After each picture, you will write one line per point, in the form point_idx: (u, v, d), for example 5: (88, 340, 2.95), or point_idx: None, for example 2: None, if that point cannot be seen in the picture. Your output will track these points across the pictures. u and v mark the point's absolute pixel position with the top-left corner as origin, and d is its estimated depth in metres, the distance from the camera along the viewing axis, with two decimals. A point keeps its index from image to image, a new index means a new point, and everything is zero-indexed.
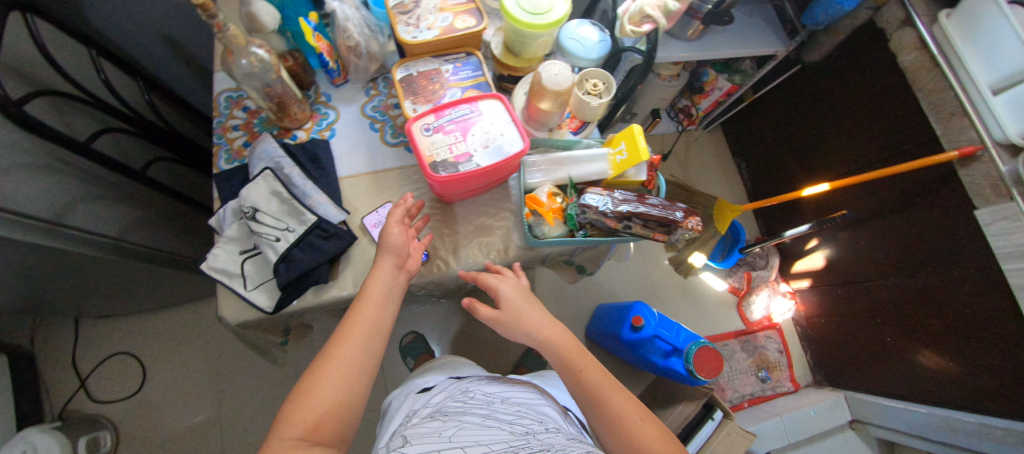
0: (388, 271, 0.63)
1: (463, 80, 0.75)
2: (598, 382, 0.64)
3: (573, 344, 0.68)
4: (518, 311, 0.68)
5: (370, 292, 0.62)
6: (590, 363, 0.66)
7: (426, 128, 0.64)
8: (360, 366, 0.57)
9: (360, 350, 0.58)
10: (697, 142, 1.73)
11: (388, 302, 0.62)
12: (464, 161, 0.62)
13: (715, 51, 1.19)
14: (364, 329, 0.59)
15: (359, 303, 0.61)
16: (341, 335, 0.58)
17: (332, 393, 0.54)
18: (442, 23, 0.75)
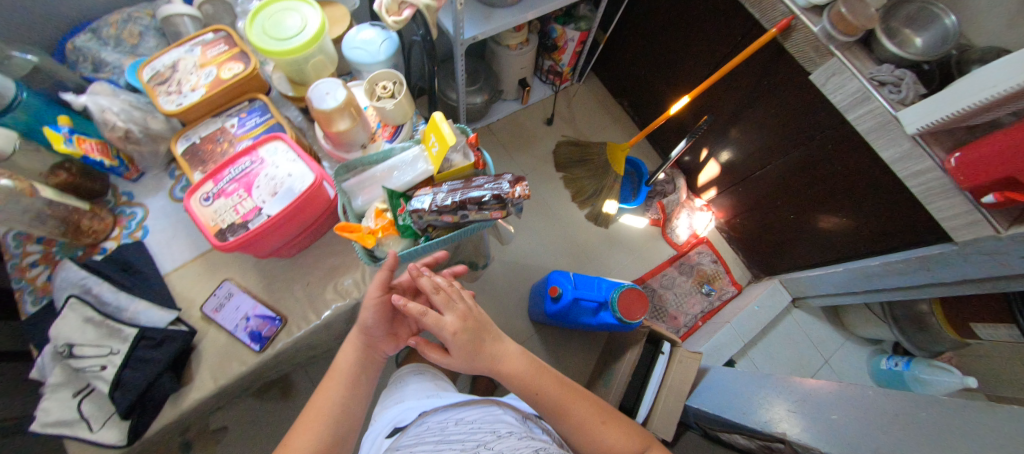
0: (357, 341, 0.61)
1: (252, 129, 0.70)
2: (555, 399, 0.62)
3: (529, 368, 0.62)
4: (473, 357, 0.59)
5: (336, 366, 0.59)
6: (549, 380, 0.62)
7: (206, 197, 0.58)
8: (330, 435, 0.53)
9: (333, 418, 0.54)
10: (577, 96, 1.73)
11: (359, 372, 0.59)
12: (253, 217, 0.57)
13: (539, 8, 1.18)
14: (334, 403, 0.55)
15: (330, 378, 0.58)
16: (308, 412, 0.55)
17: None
18: (206, 79, 0.69)
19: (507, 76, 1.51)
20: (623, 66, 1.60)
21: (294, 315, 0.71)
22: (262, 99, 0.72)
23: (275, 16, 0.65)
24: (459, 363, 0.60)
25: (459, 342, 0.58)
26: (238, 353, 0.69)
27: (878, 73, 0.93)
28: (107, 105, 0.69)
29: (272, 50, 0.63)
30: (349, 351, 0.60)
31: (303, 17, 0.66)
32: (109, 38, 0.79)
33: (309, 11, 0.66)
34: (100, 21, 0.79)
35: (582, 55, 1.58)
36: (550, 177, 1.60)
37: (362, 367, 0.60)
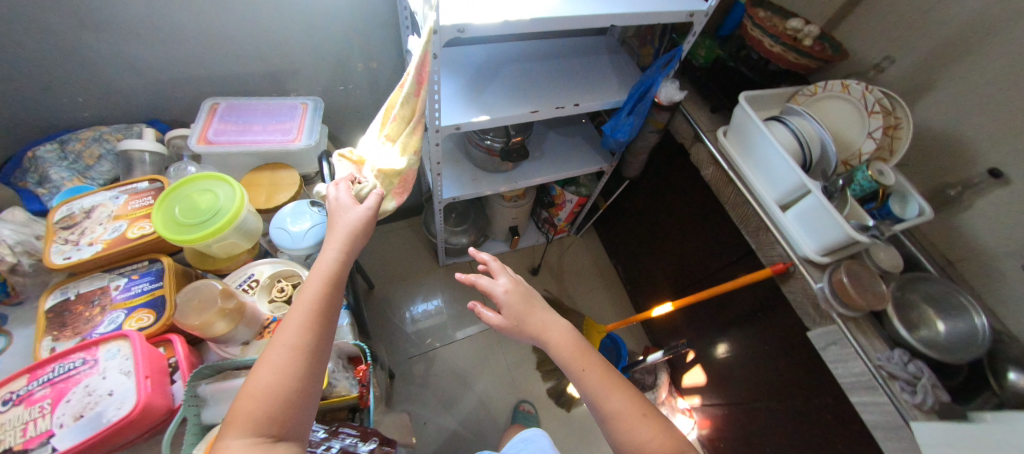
0: (339, 248, 0.59)
1: (134, 296, 0.63)
2: (595, 386, 0.60)
3: (579, 349, 0.64)
4: (523, 314, 0.66)
5: (318, 267, 0.56)
6: (606, 367, 0.62)
7: (5, 400, 0.50)
8: (308, 337, 0.50)
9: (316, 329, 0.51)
10: (570, 249, 1.66)
11: (336, 278, 0.56)
12: (37, 445, 0.47)
13: (532, 180, 1.16)
14: (315, 304, 0.52)
15: (310, 280, 0.55)
16: (292, 310, 0.52)
17: (280, 370, 0.47)
18: (111, 234, 0.64)
19: (498, 222, 1.46)
20: (620, 233, 1.53)
21: None
22: (161, 262, 0.66)
23: (195, 195, 0.62)
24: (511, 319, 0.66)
25: (512, 301, 0.67)
26: None
27: (887, 362, 0.77)
28: (3, 236, 0.63)
29: (166, 233, 0.59)
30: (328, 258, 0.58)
31: (221, 203, 0.62)
32: (71, 152, 0.77)
33: (233, 197, 0.63)
34: (74, 133, 0.79)
35: (580, 214, 1.53)
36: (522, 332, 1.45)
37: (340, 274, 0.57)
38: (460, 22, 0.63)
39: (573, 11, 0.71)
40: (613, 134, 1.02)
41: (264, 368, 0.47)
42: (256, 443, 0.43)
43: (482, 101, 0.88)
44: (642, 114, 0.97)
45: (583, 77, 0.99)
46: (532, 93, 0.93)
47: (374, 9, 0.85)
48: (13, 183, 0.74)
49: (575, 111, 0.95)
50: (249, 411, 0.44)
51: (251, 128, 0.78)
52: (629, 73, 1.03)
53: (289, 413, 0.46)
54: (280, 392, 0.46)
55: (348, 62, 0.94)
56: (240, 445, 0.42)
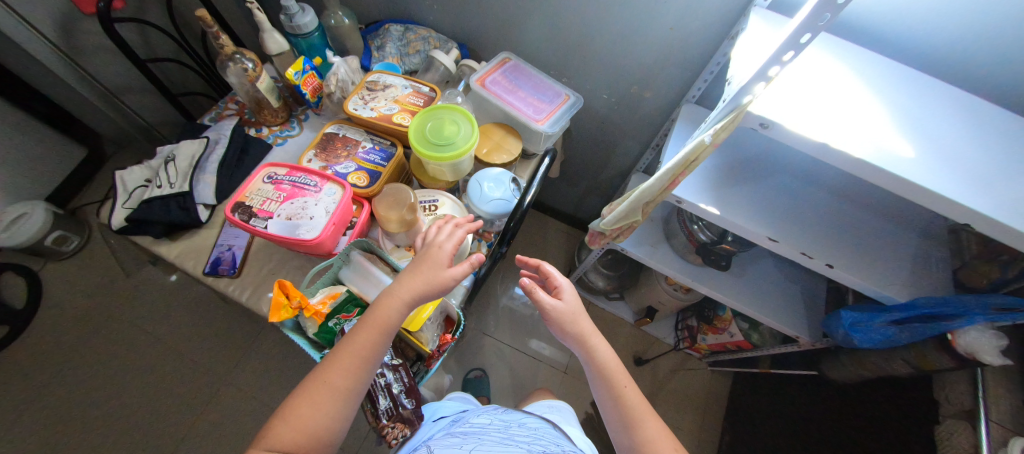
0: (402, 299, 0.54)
1: (367, 161, 0.79)
2: (634, 406, 0.59)
3: (619, 365, 0.62)
4: (576, 312, 0.63)
5: (374, 317, 0.53)
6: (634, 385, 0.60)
7: (269, 176, 0.69)
8: (350, 396, 0.51)
9: (353, 377, 0.51)
10: (690, 372, 1.41)
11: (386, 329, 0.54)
12: (261, 217, 0.65)
13: (709, 290, 0.99)
14: (361, 352, 0.52)
15: (365, 329, 0.53)
16: (337, 363, 0.51)
17: (315, 427, 0.49)
18: (385, 110, 0.82)
19: (642, 294, 1.33)
20: (759, 409, 1.22)
21: (241, 280, 0.76)
22: (397, 149, 0.80)
23: (446, 122, 0.73)
24: (566, 307, 0.62)
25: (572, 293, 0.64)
26: (200, 258, 0.78)
27: None
28: (339, 71, 0.86)
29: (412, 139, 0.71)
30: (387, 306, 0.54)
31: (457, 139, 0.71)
32: (407, 38, 0.99)
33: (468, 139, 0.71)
34: (418, 27, 1.00)
35: (729, 354, 1.27)
36: (583, 401, 1.34)
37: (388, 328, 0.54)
38: (769, 118, 0.54)
39: (923, 179, 0.53)
40: (851, 330, 0.77)
41: (298, 416, 0.49)
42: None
43: (723, 192, 0.77)
44: (914, 335, 0.71)
45: (866, 244, 0.76)
46: (786, 219, 0.76)
47: (688, 50, 0.81)
48: (366, 40, 1.01)
49: (820, 270, 0.75)
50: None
51: (516, 92, 0.87)
52: (933, 278, 0.74)
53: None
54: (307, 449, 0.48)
55: (627, 81, 0.93)
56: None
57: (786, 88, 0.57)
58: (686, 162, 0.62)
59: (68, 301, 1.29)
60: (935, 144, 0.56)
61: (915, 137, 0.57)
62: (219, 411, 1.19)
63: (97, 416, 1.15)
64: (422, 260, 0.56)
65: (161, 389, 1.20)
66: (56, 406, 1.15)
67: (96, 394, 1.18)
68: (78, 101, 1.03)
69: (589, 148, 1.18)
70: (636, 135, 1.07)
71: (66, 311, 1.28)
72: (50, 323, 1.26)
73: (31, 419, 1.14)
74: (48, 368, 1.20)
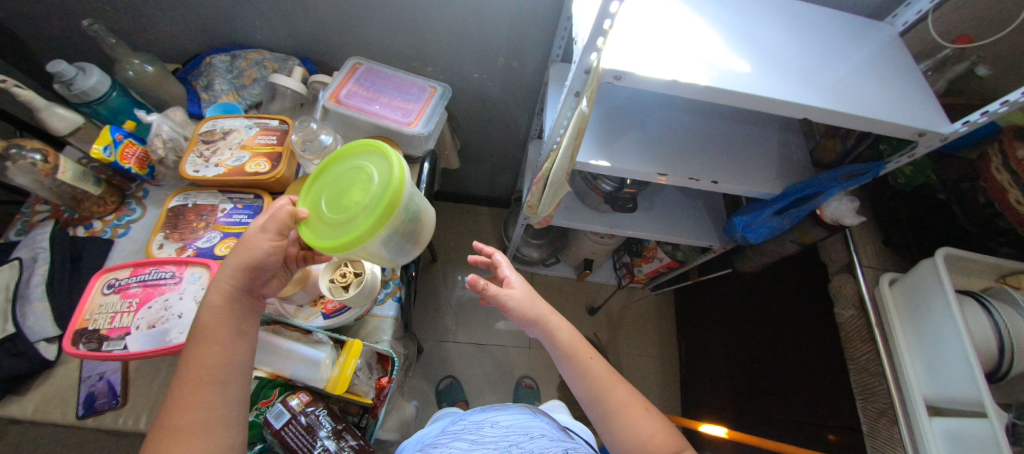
0: (225, 285, 0.49)
1: (232, 224, 0.69)
2: (600, 376, 0.58)
3: (580, 340, 0.62)
4: (532, 295, 0.63)
5: (207, 329, 0.47)
6: (597, 359, 0.60)
7: (110, 284, 0.58)
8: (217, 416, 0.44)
9: (215, 398, 0.44)
10: (638, 303, 1.52)
11: (235, 338, 0.48)
12: (116, 336, 0.55)
13: (628, 231, 1.04)
14: (209, 365, 0.45)
15: (208, 343, 0.46)
16: (181, 392, 0.44)
17: None
18: (234, 162, 0.71)
19: (576, 249, 1.37)
20: (701, 314, 1.35)
21: (130, 406, 0.65)
22: (263, 201, 0.71)
23: (347, 172, 0.52)
24: (520, 294, 0.62)
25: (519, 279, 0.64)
26: (68, 400, 0.65)
27: None
28: (162, 131, 0.73)
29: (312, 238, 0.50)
30: (218, 311, 0.48)
31: (371, 183, 0.49)
32: (236, 68, 0.86)
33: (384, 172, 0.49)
34: (244, 51, 0.87)
35: (665, 275, 1.37)
36: (554, 365, 1.39)
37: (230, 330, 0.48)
38: (620, 70, 0.54)
39: (761, 89, 0.58)
40: (745, 231, 0.85)
41: None
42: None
43: (608, 143, 0.79)
44: (793, 219, 0.80)
45: (739, 152, 0.83)
46: (669, 151, 0.80)
47: (537, 10, 0.79)
48: (187, 82, 0.86)
49: (708, 188, 0.81)
50: None
51: (378, 98, 0.80)
52: (796, 165, 0.84)
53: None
54: None
55: (491, 55, 0.90)
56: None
57: (628, 33, 0.57)
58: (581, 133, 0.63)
59: None
60: (763, 54, 0.61)
61: (746, 52, 0.61)
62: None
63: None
64: (244, 250, 0.49)
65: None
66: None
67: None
68: None
69: (480, 129, 1.15)
70: (520, 106, 1.05)
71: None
72: None
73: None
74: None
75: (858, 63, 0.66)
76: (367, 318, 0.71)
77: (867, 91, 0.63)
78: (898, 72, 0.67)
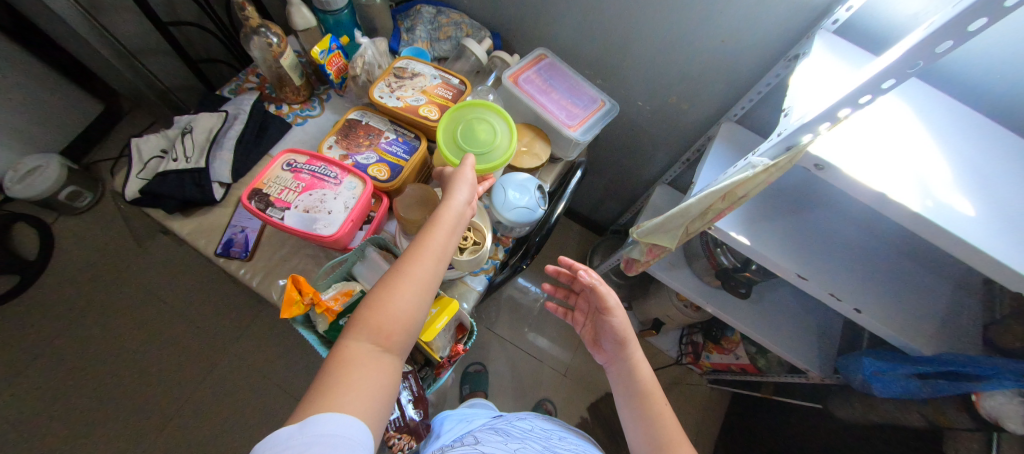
0: (460, 197, 0.57)
1: (389, 153, 0.76)
2: (669, 428, 0.58)
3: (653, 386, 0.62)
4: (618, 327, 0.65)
5: (440, 216, 0.55)
6: (669, 408, 0.60)
7: (289, 164, 0.67)
8: (427, 288, 0.51)
9: (428, 273, 0.51)
10: (688, 386, 1.41)
11: (454, 231, 0.55)
12: (279, 207, 0.64)
13: (723, 314, 0.97)
14: (435, 245, 0.53)
15: (436, 227, 0.54)
16: (410, 256, 0.51)
17: (398, 317, 0.48)
18: (412, 101, 0.79)
19: (651, 305, 1.32)
20: (754, 431, 1.22)
21: (253, 264, 0.75)
22: (420, 144, 0.78)
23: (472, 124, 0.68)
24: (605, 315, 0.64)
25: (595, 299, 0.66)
26: (213, 237, 0.77)
27: None
28: (366, 54, 0.82)
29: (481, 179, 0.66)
30: (454, 208, 0.56)
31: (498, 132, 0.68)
32: (440, 22, 0.94)
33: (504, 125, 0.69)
34: (451, 10, 0.95)
35: (733, 374, 1.26)
36: (579, 404, 1.34)
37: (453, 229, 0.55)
38: (825, 161, 0.50)
39: (980, 237, 0.50)
40: (870, 378, 0.76)
41: (380, 308, 0.48)
42: (367, 368, 0.45)
43: (753, 221, 0.74)
44: (935, 391, 0.69)
45: (898, 292, 0.73)
46: (817, 256, 0.73)
47: (737, 67, 0.76)
48: (396, 20, 0.96)
49: (845, 313, 0.72)
50: (360, 339, 0.47)
51: (550, 93, 0.83)
52: (962, 333, 0.71)
53: (391, 350, 0.48)
54: (393, 332, 0.48)
55: (666, 91, 0.89)
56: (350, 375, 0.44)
57: (843, 127, 0.54)
58: (731, 195, 0.61)
59: (79, 255, 1.30)
60: (998, 205, 0.52)
61: (974, 191, 0.53)
62: (221, 379, 1.21)
63: (104, 373, 1.18)
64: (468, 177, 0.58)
65: (165, 352, 1.22)
66: (67, 359, 1.19)
67: (104, 351, 1.21)
68: (96, 57, 1.00)
69: (613, 154, 1.15)
70: (665, 148, 1.03)
71: (77, 266, 1.29)
72: (61, 275, 1.27)
73: (39, 369, 1.16)
74: (59, 321, 1.22)
75: None
76: (457, 281, 0.74)
77: None
78: None
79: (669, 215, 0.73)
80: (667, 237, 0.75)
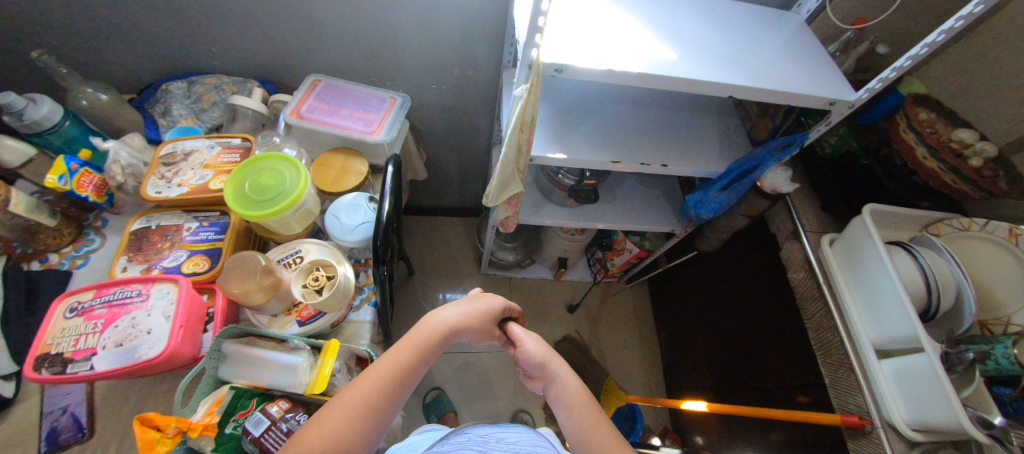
0: (456, 322, 0.61)
1: (199, 242, 0.69)
2: (601, 437, 0.54)
3: (584, 395, 0.60)
4: (541, 353, 0.64)
5: (416, 338, 0.57)
6: (604, 419, 0.57)
7: (72, 308, 0.57)
8: (369, 409, 0.49)
9: (379, 390, 0.51)
10: (615, 297, 1.57)
11: (425, 351, 0.56)
12: (81, 358, 0.54)
13: (594, 223, 1.09)
14: (402, 363, 0.54)
15: (404, 347, 0.55)
16: (368, 374, 0.52)
17: (320, 440, 0.45)
18: (197, 181, 0.72)
19: (550, 249, 1.41)
20: (674, 299, 1.41)
21: (96, 438, 0.62)
22: (229, 216, 0.72)
23: (260, 176, 0.66)
24: (527, 348, 0.64)
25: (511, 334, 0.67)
26: (24, 441, 0.61)
27: None
28: (120, 158, 0.73)
29: (299, 194, 0.65)
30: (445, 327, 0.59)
31: (285, 177, 0.66)
32: (194, 93, 0.87)
33: (292, 170, 0.68)
34: (202, 76, 0.89)
35: (637, 266, 1.42)
36: None
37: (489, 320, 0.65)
38: (560, 63, 0.59)
39: (688, 72, 0.64)
40: (697, 207, 0.92)
41: (321, 423, 0.46)
42: None
43: (563, 136, 0.84)
44: (738, 192, 0.88)
45: (682, 137, 0.90)
46: (620, 140, 0.86)
47: (484, 21, 0.84)
48: (144, 109, 0.86)
49: (660, 172, 0.87)
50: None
51: (339, 111, 0.84)
52: (737, 144, 0.91)
53: None
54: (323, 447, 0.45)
55: (448, 66, 0.95)
56: (322, 419, 0.47)
57: (566, 32, 0.63)
58: (524, 125, 0.67)
59: None
60: (688, 43, 0.68)
61: (672, 42, 0.67)
62: None
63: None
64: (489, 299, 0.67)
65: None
66: None
67: None
68: None
69: (444, 140, 1.19)
70: (478, 113, 1.10)
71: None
72: None
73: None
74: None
75: (774, 47, 0.74)
76: (343, 324, 0.71)
77: (782, 70, 0.70)
78: (806, 51, 0.75)
79: (499, 172, 0.75)
80: (514, 185, 0.80)
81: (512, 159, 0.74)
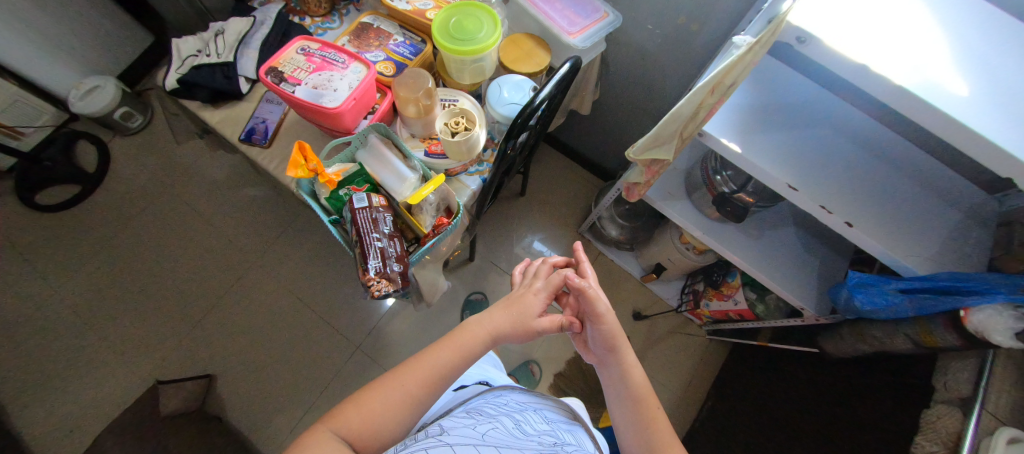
0: (488, 330, 0.59)
1: (396, 53, 0.81)
2: (665, 433, 0.54)
3: (649, 392, 0.57)
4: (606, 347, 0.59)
5: (457, 342, 0.57)
6: (664, 414, 0.55)
7: (303, 48, 0.74)
8: (406, 404, 0.51)
9: (420, 387, 0.52)
10: (688, 337, 1.41)
11: (463, 359, 0.56)
12: (290, 83, 0.70)
13: (719, 247, 0.96)
14: (441, 365, 0.55)
15: (445, 348, 0.56)
16: (410, 367, 0.54)
17: (366, 424, 0.48)
18: (420, 5, 0.83)
19: (654, 250, 1.32)
20: (749, 379, 1.21)
21: (269, 151, 0.82)
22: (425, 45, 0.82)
23: (466, 17, 0.73)
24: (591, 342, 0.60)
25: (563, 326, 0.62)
26: (238, 127, 0.85)
27: None
28: None
29: (485, 48, 0.70)
30: (482, 331, 0.59)
31: (483, 28, 0.72)
32: None
33: (492, 26, 0.73)
34: None
35: (731, 323, 1.24)
36: (575, 341, 1.38)
37: (526, 331, 0.61)
38: (805, 31, 0.50)
39: (969, 116, 0.48)
40: (854, 290, 0.74)
41: (365, 406, 0.49)
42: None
43: (749, 131, 0.73)
44: (922, 307, 0.67)
45: (894, 209, 0.70)
46: (812, 169, 0.71)
47: None
48: None
49: (837, 229, 0.71)
50: (332, 429, 0.47)
51: (554, 3, 0.85)
52: (963, 256, 0.68)
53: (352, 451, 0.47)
54: (373, 434, 0.48)
55: (674, 10, 0.88)
56: (364, 404, 0.50)
57: (836, 6, 0.53)
58: (718, 87, 0.60)
59: (147, 173, 1.52)
60: (999, 87, 0.50)
61: (973, 75, 0.51)
62: (262, 287, 1.42)
63: (163, 278, 1.40)
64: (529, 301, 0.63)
65: (216, 260, 1.44)
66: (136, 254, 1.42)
67: (168, 252, 1.44)
68: None
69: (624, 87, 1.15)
70: (674, 76, 1.02)
71: (143, 183, 1.51)
72: (128, 186, 1.50)
73: (114, 267, 1.40)
74: (128, 227, 1.45)
75: None
76: (453, 179, 0.78)
77: None
78: None
79: (661, 125, 0.70)
80: (665, 149, 0.75)
81: (683, 119, 0.67)
